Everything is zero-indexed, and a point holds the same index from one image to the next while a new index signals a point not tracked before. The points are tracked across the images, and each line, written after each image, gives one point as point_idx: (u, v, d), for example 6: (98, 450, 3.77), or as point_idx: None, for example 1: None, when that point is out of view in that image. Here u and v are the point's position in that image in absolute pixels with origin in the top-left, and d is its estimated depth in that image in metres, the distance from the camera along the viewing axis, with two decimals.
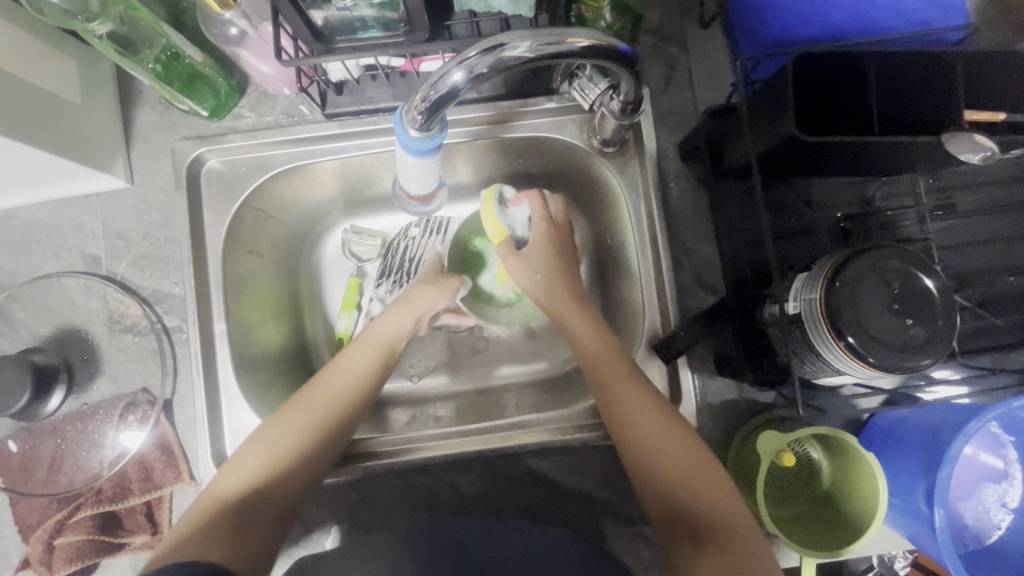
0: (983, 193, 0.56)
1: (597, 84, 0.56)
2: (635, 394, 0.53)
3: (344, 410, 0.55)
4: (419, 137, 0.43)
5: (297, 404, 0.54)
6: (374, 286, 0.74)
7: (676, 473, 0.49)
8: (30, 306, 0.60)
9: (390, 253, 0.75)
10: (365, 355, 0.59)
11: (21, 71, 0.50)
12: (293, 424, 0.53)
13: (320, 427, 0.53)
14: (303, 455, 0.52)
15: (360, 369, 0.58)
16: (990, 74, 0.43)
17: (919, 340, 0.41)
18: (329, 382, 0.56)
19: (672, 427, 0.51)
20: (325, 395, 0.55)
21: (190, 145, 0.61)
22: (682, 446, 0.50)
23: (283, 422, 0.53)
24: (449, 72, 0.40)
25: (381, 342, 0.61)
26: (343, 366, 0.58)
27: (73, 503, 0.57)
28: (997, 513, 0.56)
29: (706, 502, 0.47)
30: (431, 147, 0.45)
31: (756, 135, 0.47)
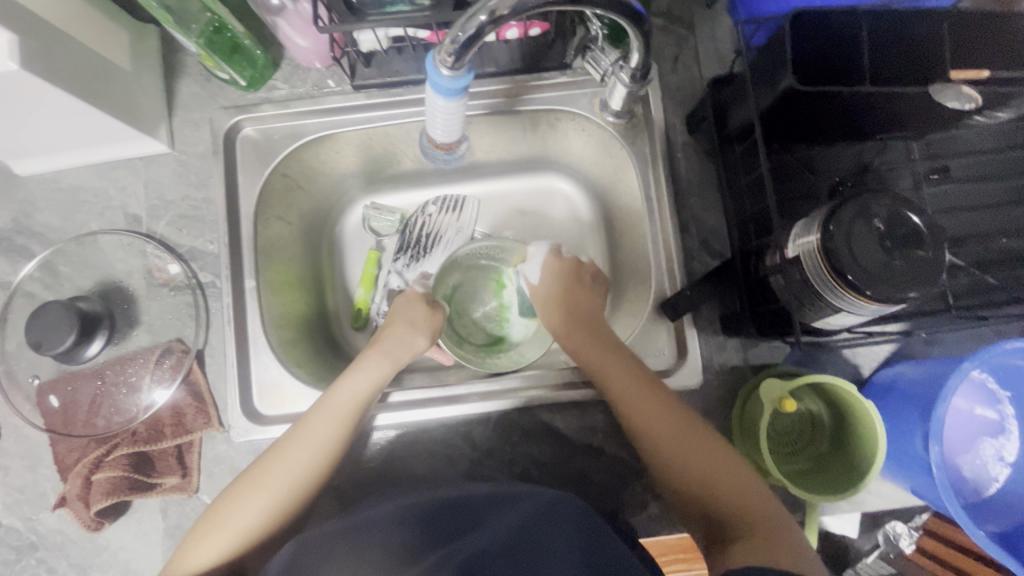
0: (976, 159, 0.59)
1: (608, 55, 0.60)
2: (650, 405, 0.56)
3: (312, 479, 0.55)
4: (448, 77, 0.47)
5: (256, 479, 0.54)
6: (392, 260, 0.77)
7: (702, 471, 0.53)
8: (74, 262, 0.64)
9: (407, 229, 0.78)
10: (326, 423, 0.56)
11: (82, 38, 0.55)
12: (258, 494, 0.54)
13: (289, 502, 0.54)
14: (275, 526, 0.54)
15: (320, 440, 0.56)
16: (975, 34, 0.46)
17: (912, 273, 0.43)
18: (283, 463, 0.55)
19: (692, 429, 0.55)
20: (287, 471, 0.54)
21: (228, 114, 0.66)
22: (711, 449, 0.54)
23: (245, 499, 0.54)
24: (475, 14, 0.43)
25: (348, 403, 0.58)
26: (300, 443, 0.55)
27: (110, 442, 0.61)
28: (995, 467, 0.57)
29: (734, 492, 0.52)
30: (459, 88, 0.49)
31: (758, 94, 0.50)
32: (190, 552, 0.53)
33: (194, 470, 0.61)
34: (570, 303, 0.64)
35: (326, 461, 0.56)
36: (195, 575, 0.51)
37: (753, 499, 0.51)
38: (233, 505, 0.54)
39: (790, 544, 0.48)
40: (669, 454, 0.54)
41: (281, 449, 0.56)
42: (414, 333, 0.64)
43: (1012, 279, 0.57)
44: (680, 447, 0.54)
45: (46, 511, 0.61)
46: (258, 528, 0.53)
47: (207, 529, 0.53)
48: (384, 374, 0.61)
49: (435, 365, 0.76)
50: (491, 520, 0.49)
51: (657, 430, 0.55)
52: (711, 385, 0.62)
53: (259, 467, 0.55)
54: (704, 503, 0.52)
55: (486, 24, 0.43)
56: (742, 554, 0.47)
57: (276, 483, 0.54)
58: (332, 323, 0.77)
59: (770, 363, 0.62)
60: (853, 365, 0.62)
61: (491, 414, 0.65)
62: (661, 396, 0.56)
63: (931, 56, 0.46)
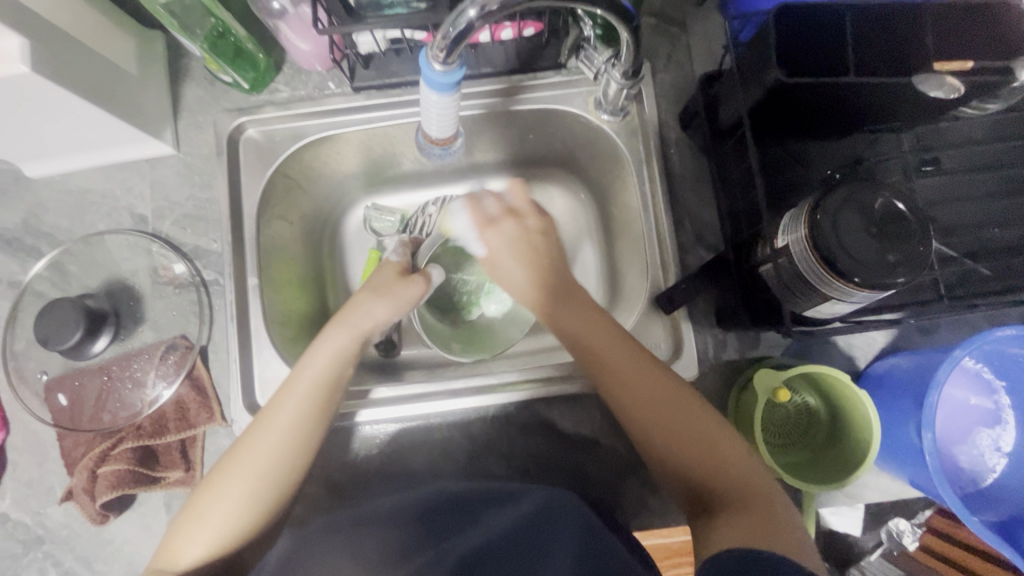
0: (966, 151, 0.59)
1: (601, 53, 0.62)
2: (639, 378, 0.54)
3: (287, 463, 0.53)
4: (441, 72, 0.49)
5: (228, 467, 0.53)
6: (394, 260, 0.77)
7: (687, 442, 0.52)
8: (82, 261, 0.66)
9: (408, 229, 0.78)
10: (291, 405, 0.54)
11: (90, 42, 0.57)
12: (231, 483, 0.52)
13: (263, 488, 0.53)
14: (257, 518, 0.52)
15: (288, 422, 0.54)
16: (956, 25, 0.47)
17: (898, 260, 0.44)
18: (254, 448, 0.54)
19: (679, 399, 0.53)
20: (254, 457, 0.53)
21: (231, 116, 0.68)
22: (697, 419, 0.53)
23: (219, 490, 0.52)
24: (465, 10, 0.44)
25: (314, 382, 0.56)
26: (268, 428, 0.54)
27: (115, 436, 0.62)
28: (992, 457, 0.57)
29: (720, 464, 0.50)
30: (452, 82, 0.50)
31: (746, 88, 0.51)
32: (171, 544, 0.51)
33: (197, 465, 0.62)
34: (532, 261, 0.60)
35: (292, 440, 0.54)
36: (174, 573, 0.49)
37: (739, 469, 0.50)
38: (207, 498, 0.52)
39: (778, 515, 0.46)
40: (653, 426, 0.53)
41: (250, 435, 0.54)
42: (376, 302, 0.59)
43: (1004, 269, 0.57)
44: (663, 418, 0.53)
45: (52, 505, 0.62)
46: (236, 519, 0.51)
47: (186, 521, 0.52)
48: (347, 348, 0.58)
49: (434, 363, 0.77)
50: (485, 517, 0.50)
51: (639, 401, 0.54)
52: (707, 378, 0.63)
53: (231, 454, 0.54)
54: (692, 476, 0.51)
55: (476, 20, 0.44)
56: (728, 528, 0.45)
57: (247, 468, 0.53)
58: None
59: (764, 356, 0.63)
60: (849, 357, 0.63)
61: (488, 409, 0.65)
62: (645, 366, 0.55)
63: (914, 49, 0.48)
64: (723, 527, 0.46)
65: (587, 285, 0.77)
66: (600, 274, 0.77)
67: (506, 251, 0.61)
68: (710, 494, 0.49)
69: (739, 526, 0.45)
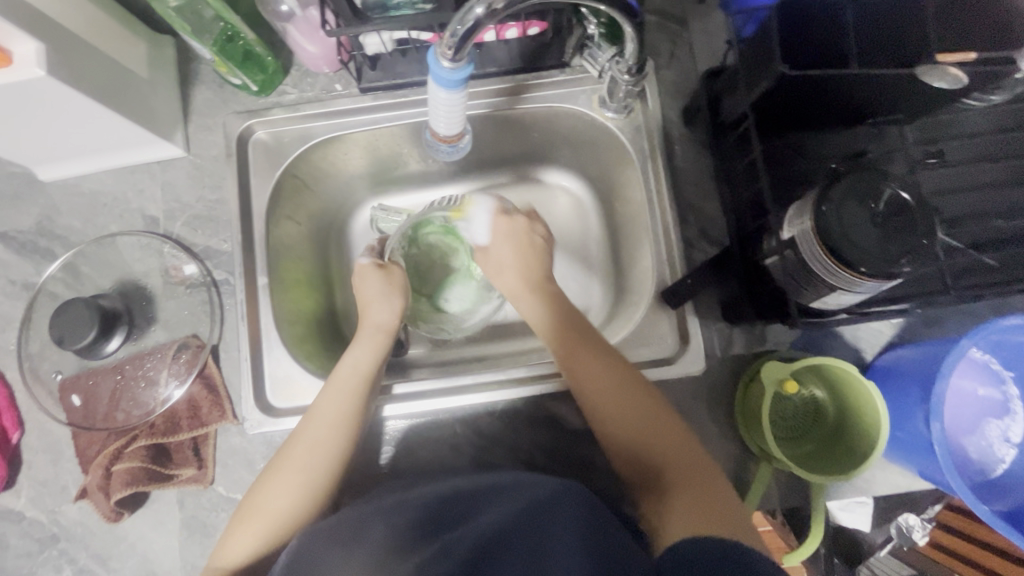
0: (970, 143, 0.60)
1: (604, 51, 0.63)
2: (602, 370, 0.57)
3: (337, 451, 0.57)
4: (450, 69, 0.49)
5: (288, 461, 0.56)
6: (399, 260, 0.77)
7: (637, 424, 0.55)
8: (94, 262, 0.67)
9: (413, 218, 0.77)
10: (333, 397, 0.59)
11: (103, 46, 0.58)
12: (289, 475, 0.55)
13: (318, 482, 0.56)
14: (306, 504, 0.55)
15: (340, 413, 0.58)
16: (958, 16, 0.48)
17: (902, 250, 0.44)
18: (305, 441, 0.57)
19: (632, 384, 0.57)
20: (307, 451, 0.56)
21: (240, 118, 0.69)
22: (648, 401, 0.56)
23: (276, 482, 0.55)
24: (473, 7, 0.44)
25: (358, 378, 0.61)
26: (314, 422, 0.58)
27: (129, 434, 0.62)
28: (1001, 448, 0.57)
29: (669, 452, 0.53)
30: (459, 80, 0.51)
31: (748, 83, 0.52)
32: (229, 540, 0.54)
33: (209, 462, 0.62)
34: (525, 258, 0.68)
35: (343, 427, 0.57)
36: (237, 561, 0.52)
37: (686, 454, 0.53)
38: (264, 492, 0.55)
39: (721, 495, 0.49)
40: (608, 410, 0.56)
41: (302, 430, 0.58)
42: (388, 300, 0.67)
43: (1010, 259, 0.57)
44: (620, 402, 0.56)
45: (67, 503, 0.63)
46: (292, 512, 0.54)
47: (245, 517, 0.55)
48: (382, 346, 0.65)
49: (441, 361, 0.78)
50: (491, 509, 0.49)
51: (599, 393, 0.56)
52: (714, 371, 0.63)
53: (286, 449, 0.57)
54: (641, 461, 0.54)
55: (483, 17, 0.45)
56: (678, 512, 0.48)
57: (302, 459, 0.56)
58: (341, 321, 0.78)
59: (770, 349, 0.63)
60: (855, 350, 0.63)
61: (496, 404, 0.66)
62: (601, 357, 0.58)
63: (918, 39, 0.48)
64: (675, 509, 0.49)
65: (592, 281, 0.77)
66: (606, 271, 0.77)
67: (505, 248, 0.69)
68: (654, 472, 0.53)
69: (689, 512, 0.48)
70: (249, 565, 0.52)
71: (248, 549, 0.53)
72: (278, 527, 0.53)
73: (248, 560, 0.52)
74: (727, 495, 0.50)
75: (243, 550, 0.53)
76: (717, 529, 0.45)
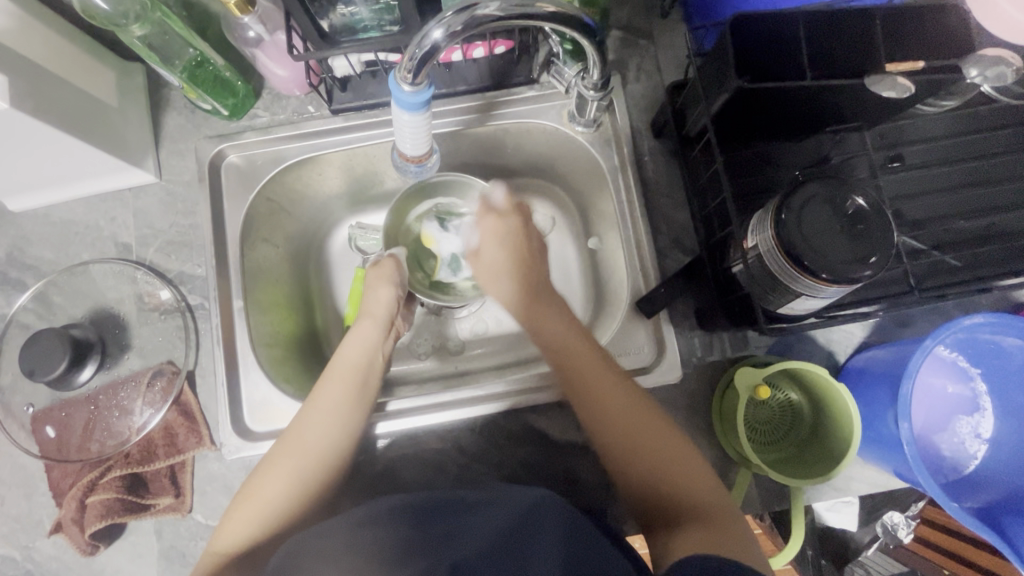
0: (929, 147, 0.61)
1: (569, 68, 0.65)
2: (607, 384, 0.55)
3: (332, 448, 0.57)
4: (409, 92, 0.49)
5: (285, 450, 0.56)
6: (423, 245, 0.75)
7: (646, 445, 0.53)
8: (66, 291, 0.66)
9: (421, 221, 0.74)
10: (331, 391, 0.58)
11: (70, 77, 0.58)
12: (281, 464, 0.56)
13: (313, 472, 0.56)
14: (302, 497, 0.55)
15: (332, 406, 0.58)
16: (906, 28, 0.49)
17: (861, 254, 0.45)
18: (300, 434, 0.57)
19: (640, 406, 0.55)
20: (301, 444, 0.56)
21: (212, 143, 0.69)
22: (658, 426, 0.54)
23: (268, 474, 0.56)
24: (428, 31, 0.45)
25: (351, 369, 0.61)
26: (308, 416, 0.58)
27: (104, 466, 0.61)
28: (973, 444, 0.59)
29: (675, 467, 0.52)
30: (421, 102, 0.50)
31: (709, 96, 0.53)
32: (224, 528, 0.54)
33: (188, 490, 0.62)
34: (519, 258, 0.60)
35: (335, 422, 0.57)
36: (235, 549, 0.53)
37: (691, 474, 0.51)
38: (255, 487, 0.55)
39: (741, 534, 0.47)
40: (619, 429, 0.54)
41: (299, 422, 0.58)
42: (378, 289, 0.65)
43: (972, 259, 0.59)
44: (634, 421, 0.54)
45: (41, 538, 0.62)
46: (285, 503, 0.55)
47: (237, 507, 0.55)
48: (373, 335, 0.63)
49: (424, 376, 0.78)
50: (471, 513, 0.50)
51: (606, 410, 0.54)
52: (691, 379, 0.64)
53: (284, 438, 0.57)
54: (654, 485, 0.52)
55: (440, 41, 0.45)
56: (685, 543, 0.46)
57: (296, 451, 0.56)
58: (322, 341, 0.78)
59: (746, 355, 0.64)
60: (829, 353, 0.64)
61: (476, 420, 0.66)
62: (601, 366, 0.56)
63: (868, 50, 0.49)
64: (684, 541, 0.46)
65: (571, 293, 0.78)
66: (584, 282, 0.77)
67: (494, 250, 0.60)
68: (665, 495, 0.51)
69: (699, 539, 0.46)
70: (247, 551, 0.53)
71: (248, 535, 0.53)
72: (273, 512, 0.54)
73: (244, 546, 0.53)
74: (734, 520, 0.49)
75: (242, 539, 0.53)
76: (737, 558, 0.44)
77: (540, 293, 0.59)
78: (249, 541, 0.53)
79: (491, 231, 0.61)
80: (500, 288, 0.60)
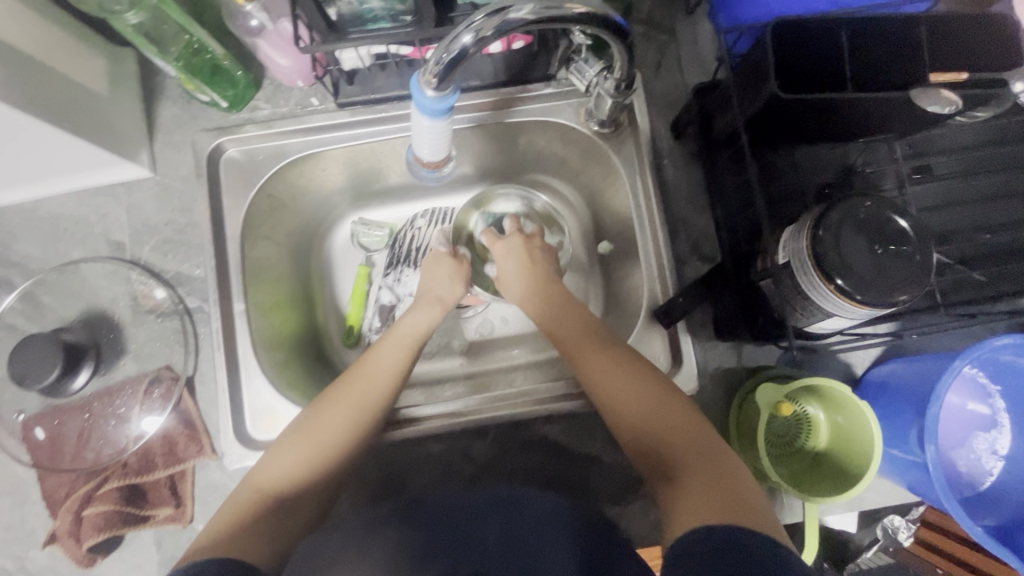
0: (958, 157, 0.60)
1: (592, 66, 0.59)
2: (612, 362, 0.56)
3: (383, 401, 0.59)
4: (434, 98, 0.45)
5: (338, 402, 0.58)
6: (383, 275, 0.77)
7: (651, 409, 0.52)
8: (57, 291, 0.63)
9: (396, 244, 0.78)
10: (392, 354, 0.62)
11: (57, 65, 0.54)
12: (335, 417, 0.57)
13: (365, 424, 0.58)
14: (342, 448, 0.56)
15: (390, 367, 0.61)
16: (951, 39, 0.47)
17: (898, 279, 0.44)
18: (358, 387, 0.59)
19: (646, 376, 0.55)
20: (357, 396, 0.58)
21: (210, 136, 0.65)
22: (664, 397, 0.53)
23: (319, 418, 0.57)
24: (460, 36, 0.41)
25: (410, 340, 0.64)
26: (375, 370, 0.60)
27: (99, 476, 0.60)
28: (989, 460, 0.58)
29: (681, 435, 0.51)
30: (444, 108, 0.47)
31: (744, 102, 0.51)
32: (265, 468, 0.55)
33: (188, 500, 0.60)
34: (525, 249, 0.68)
35: (391, 384, 0.60)
36: (271, 492, 0.54)
37: (700, 441, 0.50)
38: (308, 430, 0.57)
39: (747, 492, 0.45)
40: (622, 394, 0.54)
41: (354, 376, 0.60)
42: (453, 284, 0.68)
43: (998, 274, 0.58)
44: (634, 391, 0.54)
45: (34, 549, 0.59)
46: (329, 452, 0.56)
47: (288, 446, 0.56)
48: (436, 316, 0.66)
49: (431, 379, 0.76)
50: (486, 518, 0.50)
51: (603, 377, 0.56)
52: (707, 389, 0.63)
53: (343, 392, 0.59)
54: (658, 442, 0.51)
55: (470, 46, 0.42)
56: (688, 500, 0.46)
57: (348, 403, 0.58)
58: (325, 339, 0.76)
59: (764, 366, 0.63)
60: (847, 365, 0.63)
61: (487, 429, 0.64)
62: (602, 345, 0.58)
63: (910, 62, 0.47)
64: (684, 494, 0.46)
65: (583, 294, 0.77)
66: (594, 285, 0.76)
67: (510, 266, 0.67)
68: (673, 459, 0.49)
69: (700, 493, 0.45)
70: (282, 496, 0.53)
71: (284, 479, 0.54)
72: (319, 457, 0.55)
73: (283, 488, 0.54)
74: (744, 480, 0.47)
75: (283, 479, 0.54)
76: (749, 516, 0.43)
77: (555, 302, 0.64)
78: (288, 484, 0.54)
79: (507, 249, 0.68)
80: (507, 267, 0.68)
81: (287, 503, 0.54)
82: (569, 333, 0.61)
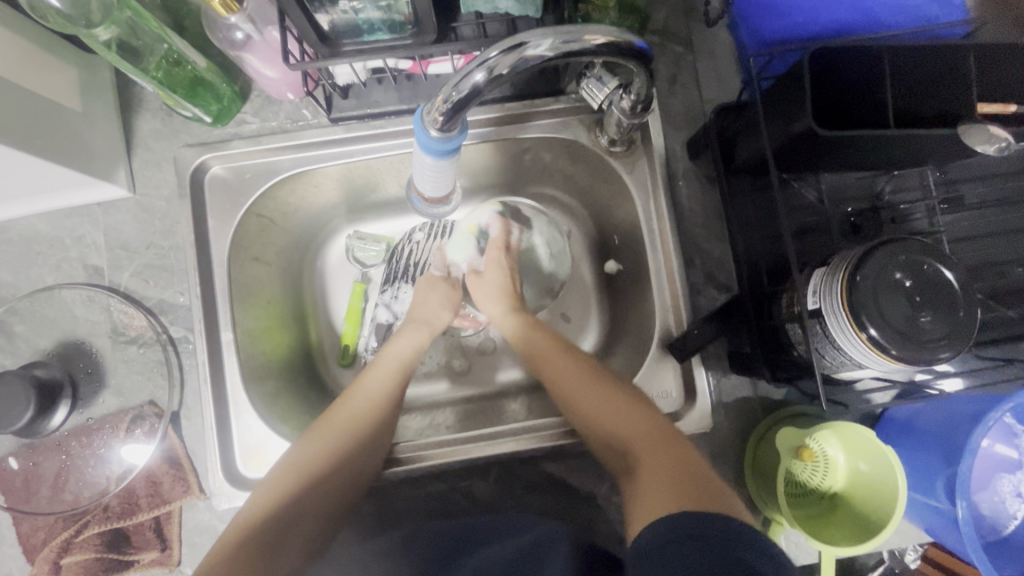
0: (992, 185, 0.56)
1: (605, 84, 0.54)
2: (579, 373, 0.58)
3: (369, 421, 0.57)
4: (439, 137, 0.43)
5: (326, 425, 0.57)
6: (380, 292, 0.73)
7: (618, 415, 0.52)
8: (30, 320, 0.59)
9: (394, 258, 0.74)
10: (378, 378, 0.61)
11: (22, 81, 0.50)
12: (321, 439, 0.56)
13: (349, 445, 0.55)
14: (322, 471, 0.54)
15: (376, 389, 0.60)
16: (1004, 67, 0.43)
17: (936, 333, 0.41)
18: (345, 408, 0.58)
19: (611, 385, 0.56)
20: (344, 417, 0.57)
21: (193, 152, 0.60)
22: (631, 404, 0.53)
23: (305, 442, 0.56)
24: (472, 72, 0.39)
25: (397, 362, 0.63)
26: (357, 394, 0.59)
27: (79, 520, 0.56)
28: (1014, 503, 0.56)
29: (646, 439, 0.50)
30: (451, 148, 0.44)
31: (775, 129, 0.47)
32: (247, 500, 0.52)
33: (175, 543, 0.57)
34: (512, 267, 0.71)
35: (377, 406, 0.59)
36: (246, 519, 0.50)
37: (666, 445, 0.49)
38: (294, 456, 0.54)
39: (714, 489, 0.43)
40: (589, 402, 0.55)
41: (345, 400, 0.59)
42: (440, 307, 0.69)
43: None
44: (598, 401, 0.55)
45: None
46: (310, 475, 0.53)
47: (274, 474, 0.53)
48: (421, 341, 0.66)
49: (429, 404, 0.72)
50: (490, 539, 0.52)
51: (571, 387, 0.57)
52: (722, 426, 0.60)
53: (324, 419, 0.58)
54: (626, 449, 0.50)
55: (482, 84, 0.39)
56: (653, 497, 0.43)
57: (336, 426, 0.57)
58: (318, 361, 0.72)
59: (779, 402, 0.60)
60: None
61: (488, 467, 0.61)
62: (572, 359, 0.60)
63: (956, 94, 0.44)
64: (648, 493, 0.44)
65: (589, 317, 0.73)
66: (600, 307, 0.73)
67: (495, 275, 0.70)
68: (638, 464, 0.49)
69: (661, 492, 0.43)
70: (256, 522, 0.50)
71: (259, 505, 0.51)
72: (299, 480, 0.53)
73: (258, 513, 0.50)
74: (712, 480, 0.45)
75: (260, 507, 0.51)
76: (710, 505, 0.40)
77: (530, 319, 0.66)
78: (265, 510, 0.51)
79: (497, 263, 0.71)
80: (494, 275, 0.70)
81: (262, 532, 0.49)
82: (545, 347, 0.62)
